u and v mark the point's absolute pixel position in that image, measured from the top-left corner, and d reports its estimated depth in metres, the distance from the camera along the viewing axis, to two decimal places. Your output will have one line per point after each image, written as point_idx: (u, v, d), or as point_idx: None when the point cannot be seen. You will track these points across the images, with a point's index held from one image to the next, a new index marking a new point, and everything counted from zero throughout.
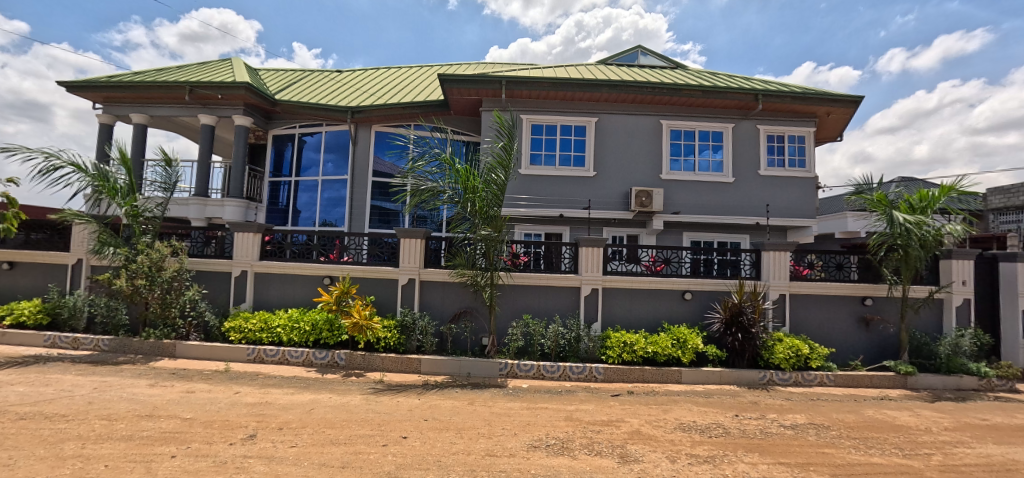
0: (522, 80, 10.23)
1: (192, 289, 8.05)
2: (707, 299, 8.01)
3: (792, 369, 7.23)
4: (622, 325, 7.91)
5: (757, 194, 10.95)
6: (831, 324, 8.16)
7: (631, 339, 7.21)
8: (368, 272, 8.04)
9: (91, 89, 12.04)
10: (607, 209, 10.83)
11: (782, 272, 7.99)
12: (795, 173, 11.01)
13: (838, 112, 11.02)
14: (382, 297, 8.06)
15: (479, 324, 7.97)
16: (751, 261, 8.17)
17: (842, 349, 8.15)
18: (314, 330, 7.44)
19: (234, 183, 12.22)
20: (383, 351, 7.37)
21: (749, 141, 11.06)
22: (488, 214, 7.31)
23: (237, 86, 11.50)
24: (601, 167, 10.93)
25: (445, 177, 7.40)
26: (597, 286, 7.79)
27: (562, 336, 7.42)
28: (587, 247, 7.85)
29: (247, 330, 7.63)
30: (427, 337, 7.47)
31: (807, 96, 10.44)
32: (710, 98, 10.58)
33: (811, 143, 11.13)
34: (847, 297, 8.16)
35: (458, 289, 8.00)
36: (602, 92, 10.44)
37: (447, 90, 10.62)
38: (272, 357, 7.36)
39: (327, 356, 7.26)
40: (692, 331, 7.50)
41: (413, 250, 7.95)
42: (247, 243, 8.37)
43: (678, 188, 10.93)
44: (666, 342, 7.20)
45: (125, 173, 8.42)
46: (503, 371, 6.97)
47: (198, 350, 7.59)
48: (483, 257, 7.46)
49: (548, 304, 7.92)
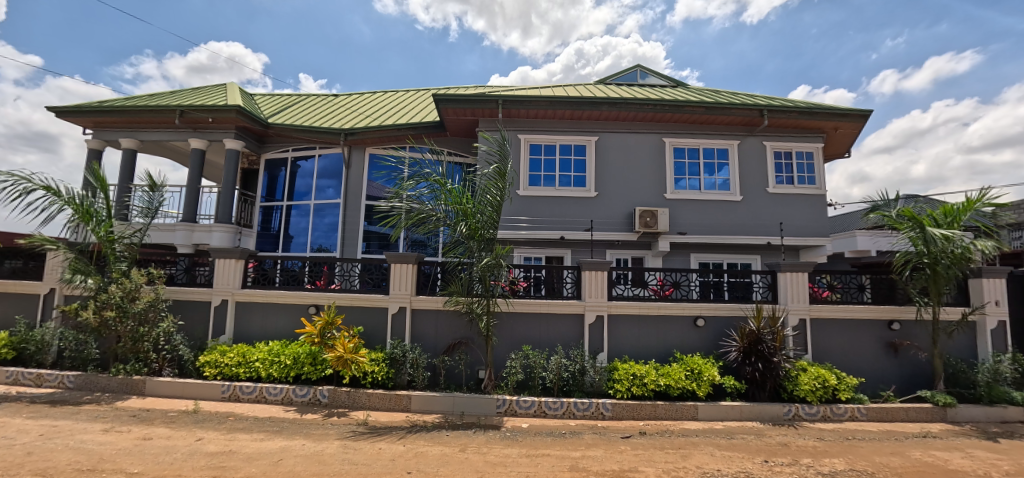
0: (519, 99, 9.91)
1: (166, 320, 7.47)
2: (721, 326, 7.42)
3: (819, 402, 6.59)
4: (631, 356, 7.28)
5: (767, 213, 10.46)
6: (857, 350, 7.53)
7: (641, 371, 6.60)
8: (357, 301, 7.51)
9: (80, 114, 11.82)
10: (610, 230, 10.34)
11: (800, 294, 7.42)
12: (805, 190, 10.56)
13: (846, 128, 10.67)
14: (371, 328, 7.49)
15: (475, 355, 7.34)
16: (767, 283, 7.60)
17: (871, 378, 7.49)
18: (295, 364, 6.85)
19: (223, 208, 11.81)
20: (369, 388, 6.75)
21: (755, 158, 10.66)
22: (482, 237, 6.88)
23: (228, 109, 11.25)
24: (602, 186, 10.51)
25: (437, 199, 6.94)
26: (602, 313, 7.23)
27: (565, 368, 6.79)
28: (591, 271, 7.29)
29: (224, 365, 7.05)
30: (419, 370, 6.87)
31: (814, 111, 10.09)
32: (714, 115, 10.23)
33: (820, 160, 10.72)
34: (872, 322, 7.58)
35: (452, 318, 7.43)
36: (602, 110, 10.14)
37: (442, 111, 10.31)
38: (248, 394, 6.75)
39: (309, 394, 6.64)
40: (707, 360, 6.89)
41: (404, 276, 7.43)
42: (229, 269, 7.89)
43: (683, 207, 10.46)
44: (679, 374, 6.57)
45: (102, 198, 7.93)
46: (501, 408, 6.35)
47: (170, 387, 6.99)
48: (480, 283, 6.91)
49: (550, 333, 7.33)
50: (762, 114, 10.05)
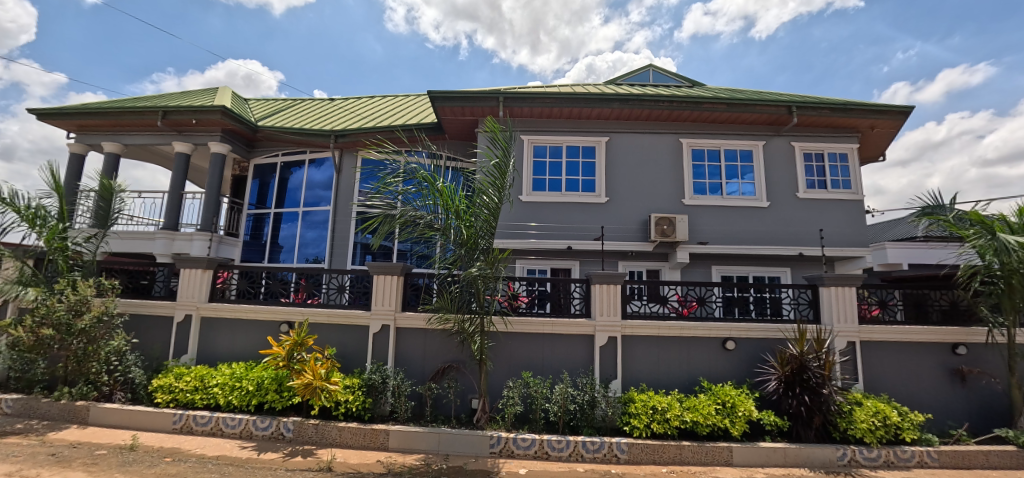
0: (522, 95, 9.06)
1: (117, 338, 6.66)
2: (755, 350, 6.34)
3: (880, 444, 5.48)
4: (649, 384, 6.23)
5: (798, 220, 9.39)
6: (917, 379, 6.41)
7: (663, 404, 5.54)
8: (334, 318, 6.62)
9: (61, 117, 11.25)
10: (622, 239, 9.34)
11: (848, 313, 6.34)
12: (840, 195, 9.49)
13: (884, 126, 9.63)
14: (350, 350, 6.57)
15: (467, 383, 6.33)
16: (807, 300, 6.56)
17: (936, 413, 6.34)
18: (258, 391, 5.93)
19: (206, 215, 11.08)
20: (343, 420, 5.78)
21: (784, 161, 9.63)
22: (474, 243, 5.95)
23: (212, 110, 10.56)
24: (614, 191, 9.55)
25: (423, 198, 6.03)
26: (615, 335, 6.21)
27: (572, 399, 5.74)
28: (601, 285, 6.30)
29: (178, 390, 6.15)
30: (401, 400, 5.91)
31: (848, 108, 9.09)
32: (736, 113, 9.28)
33: (855, 162, 9.67)
34: (932, 346, 6.48)
35: (442, 339, 6.45)
36: (612, 107, 9.22)
37: (438, 110, 9.47)
38: (203, 426, 5.82)
39: (271, 427, 5.68)
40: (740, 391, 5.82)
41: (388, 289, 6.51)
42: (195, 282, 7.08)
43: (703, 214, 9.45)
44: (708, 408, 5.50)
45: (56, 202, 7.27)
46: (495, 448, 5.32)
47: (115, 416, 6.10)
48: (474, 298, 5.97)
49: (554, 356, 6.33)
50: (791, 111, 9.06)
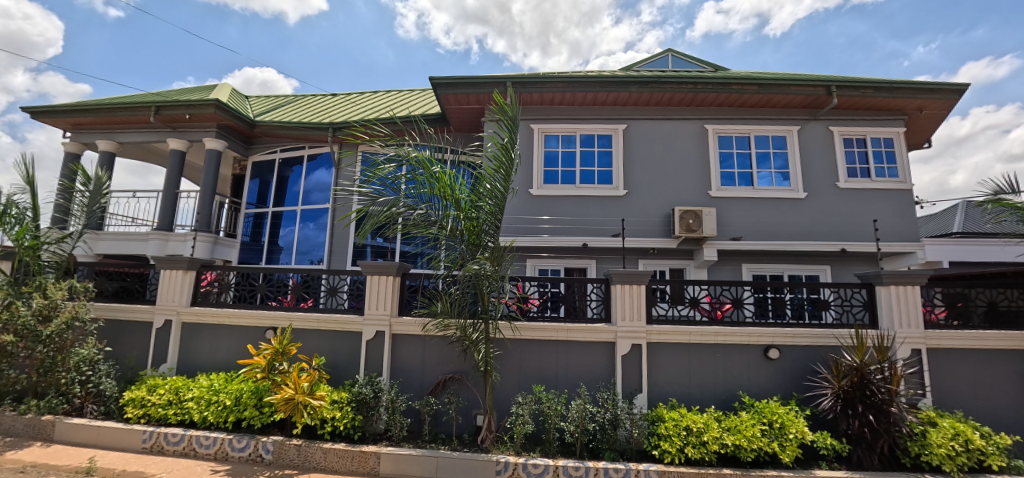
0: (530, 80, 8.32)
1: (87, 346, 6.09)
2: (803, 359, 5.48)
3: (962, 473, 4.57)
4: (679, 399, 5.42)
5: (838, 213, 8.47)
6: (997, 394, 5.48)
7: (698, 425, 4.73)
8: (323, 324, 5.96)
9: (54, 115, 10.89)
10: (643, 236, 8.52)
11: (912, 316, 5.43)
12: (885, 184, 8.54)
13: (934, 108, 8.65)
14: (342, 359, 5.90)
15: (470, 397, 5.60)
16: (861, 301, 5.69)
17: (1020, 434, 5.41)
18: (236, 407, 5.29)
19: (201, 214, 10.58)
20: (329, 440, 5.10)
21: (821, 147, 8.72)
22: (476, 238, 5.23)
23: (205, 104, 10.01)
24: (632, 183, 8.74)
25: (416, 186, 5.33)
26: (640, 342, 5.41)
27: (591, 417, 4.95)
28: (622, 286, 5.51)
29: (150, 404, 5.54)
30: (396, 417, 5.18)
31: (895, 86, 8.15)
32: (768, 95, 8.40)
33: (901, 148, 8.71)
34: (1013, 354, 5.54)
35: (443, 347, 5.72)
36: (631, 92, 8.42)
37: (441, 99, 8.80)
38: (174, 445, 5.19)
39: (249, 448, 5.03)
40: (789, 408, 4.97)
41: (382, 291, 5.81)
42: (175, 284, 6.51)
43: (732, 207, 8.58)
44: (752, 429, 4.66)
45: (29, 197, 6.74)
46: (502, 476, 4.58)
47: (82, 433, 5.53)
48: (478, 301, 5.24)
49: (570, 367, 5.56)
50: (831, 91, 8.16)
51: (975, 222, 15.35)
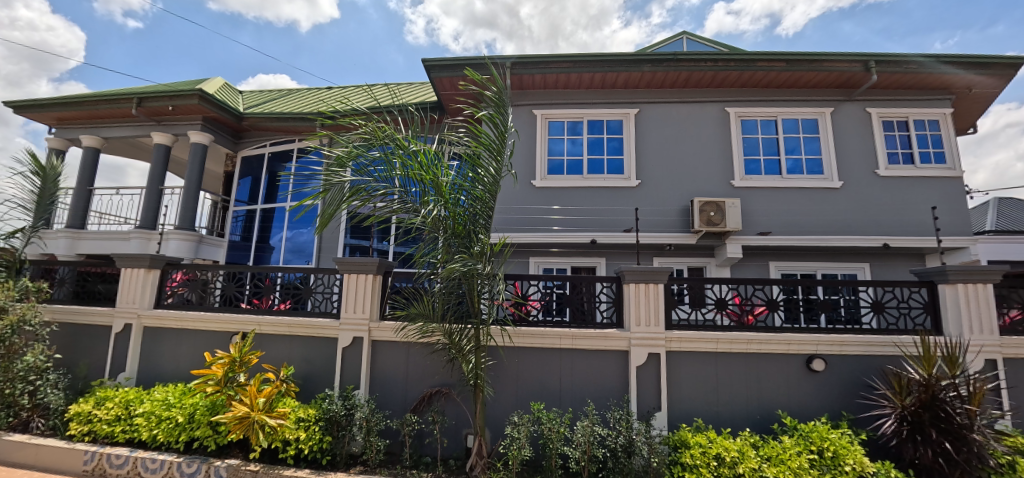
0: (532, 59, 7.55)
1: (33, 353, 5.43)
2: (854, 373, 4.61)
3: None
4: (705, 419, 4.59)
5: (878, 204, 7.55)
6: None
7: (731, 453, 3.89)
8: (294, 328, 5.25)
9: (37, 109, 10.41)
10: (657, 231, 7.70)
11: (986, 320, 4.53)
12: (932, 171, 7.59)
13: (986, 85, 7.69)
14: (314, 370, 5.18)
15: (458, 413, 4.83)
16: (921, 303, 4.82)
17: None
18: (190, 424, 4.60)
19: (186, 211, 9.99)
20: (293, 465, 4.36)
21: (858, 131, 7.81)
22: (463, 229, 4.47)
23: (188, 94, 9.41)
24: (645, 173, 7.92)
25: (387, 167, 4.55)
26: (657, 350, 4.59)
27: (601, 441, 4.16)
28: (636, 284, 4.70)
29: (97, 420, 4.86)
30: (371, 439, 4.42)
31: (944, 61, 7.21)
32: (798, 73, 7.52)
33: (949, 130, 7.75)
34: None
35: (429, 356, 4.95)
36: (643, 71, 7.60)
37: (435, 83, 8.09)
38: (118, 469, 4.51)
39: (199, 473, 4.31)
40: (841, 432, 4.11)
41: (360, 290, 5.08)
42: (136, 284, 5.85)
43: (757, 198, 7.70)
44: (797, 460, 3.81)
45: None
46: None
47: (19, 453, 4.87)
48: (466, 302, 4.48)
49: (575, 380, 4.76)
50: (870, 67, 7.24)
51: (1010, 219, 14.15)
